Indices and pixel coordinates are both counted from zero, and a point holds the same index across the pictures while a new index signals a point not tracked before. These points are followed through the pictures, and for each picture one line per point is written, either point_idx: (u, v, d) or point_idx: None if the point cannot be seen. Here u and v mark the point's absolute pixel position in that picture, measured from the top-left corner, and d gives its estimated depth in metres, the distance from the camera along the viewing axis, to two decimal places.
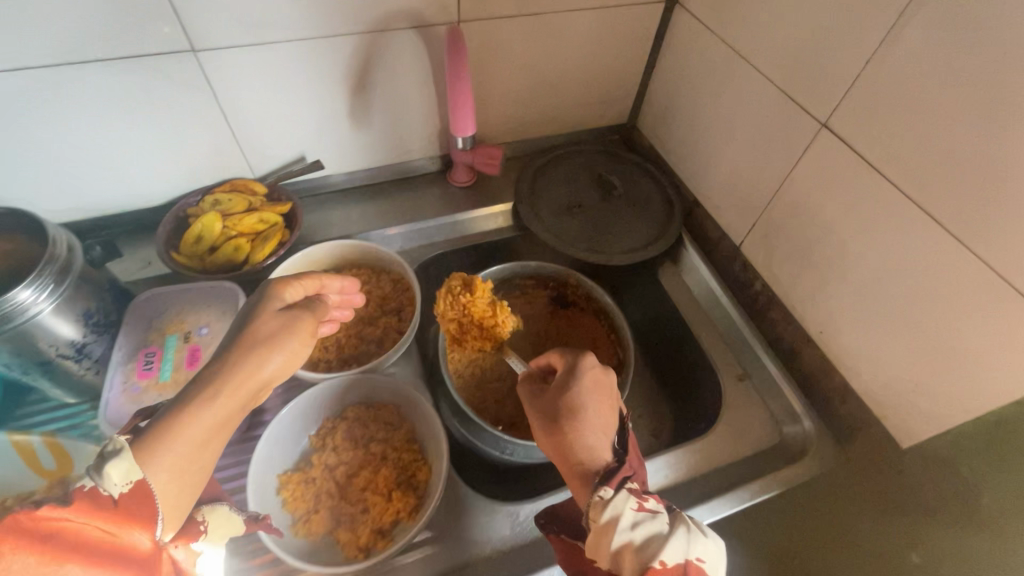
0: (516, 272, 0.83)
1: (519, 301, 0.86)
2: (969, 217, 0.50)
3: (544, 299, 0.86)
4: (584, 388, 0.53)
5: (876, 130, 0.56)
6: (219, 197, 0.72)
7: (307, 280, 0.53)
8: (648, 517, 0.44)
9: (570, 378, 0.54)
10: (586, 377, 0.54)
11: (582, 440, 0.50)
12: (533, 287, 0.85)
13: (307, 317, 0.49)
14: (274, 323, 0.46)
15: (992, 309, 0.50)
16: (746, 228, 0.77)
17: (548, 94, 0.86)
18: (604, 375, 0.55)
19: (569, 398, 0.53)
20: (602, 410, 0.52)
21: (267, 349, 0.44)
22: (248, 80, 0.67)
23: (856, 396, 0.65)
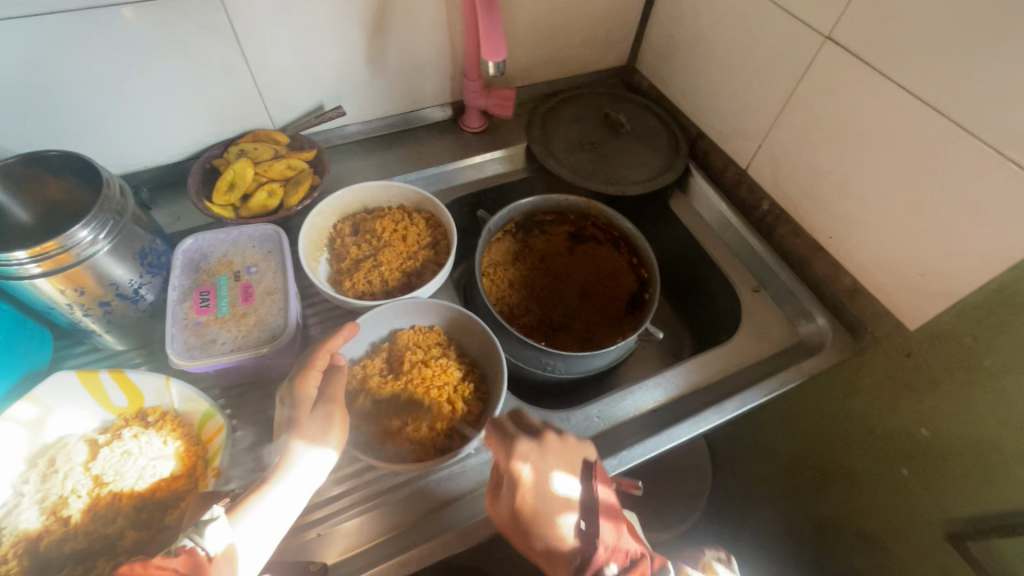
0: (536, 206, 0.87)
1: (541, 240, 0.89)
2: (970, 105, 0.55)
3: (563, 235, 0.90)
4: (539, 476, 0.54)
5: (879, 35, 0.60)
6: (244, 146, 0.73)
7: (320, 361, 0.55)
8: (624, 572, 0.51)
9: (510, 453, 0.54)
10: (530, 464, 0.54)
11: (549, 533, 0.54)
12: (551, 222, 0.89)
13: (336, 406, 0.53)
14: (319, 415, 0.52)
15: (993, 187, 0.55)
16: (752, 150, 0.82)
17: (554, 35, 0.88)
18: (556, 451, 0.56)
19: (524, 479, 0.54)
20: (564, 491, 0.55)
21: (318, 429, 0.52)
22: (267, 24, 0.67)
23: (866, 292, 0.71)
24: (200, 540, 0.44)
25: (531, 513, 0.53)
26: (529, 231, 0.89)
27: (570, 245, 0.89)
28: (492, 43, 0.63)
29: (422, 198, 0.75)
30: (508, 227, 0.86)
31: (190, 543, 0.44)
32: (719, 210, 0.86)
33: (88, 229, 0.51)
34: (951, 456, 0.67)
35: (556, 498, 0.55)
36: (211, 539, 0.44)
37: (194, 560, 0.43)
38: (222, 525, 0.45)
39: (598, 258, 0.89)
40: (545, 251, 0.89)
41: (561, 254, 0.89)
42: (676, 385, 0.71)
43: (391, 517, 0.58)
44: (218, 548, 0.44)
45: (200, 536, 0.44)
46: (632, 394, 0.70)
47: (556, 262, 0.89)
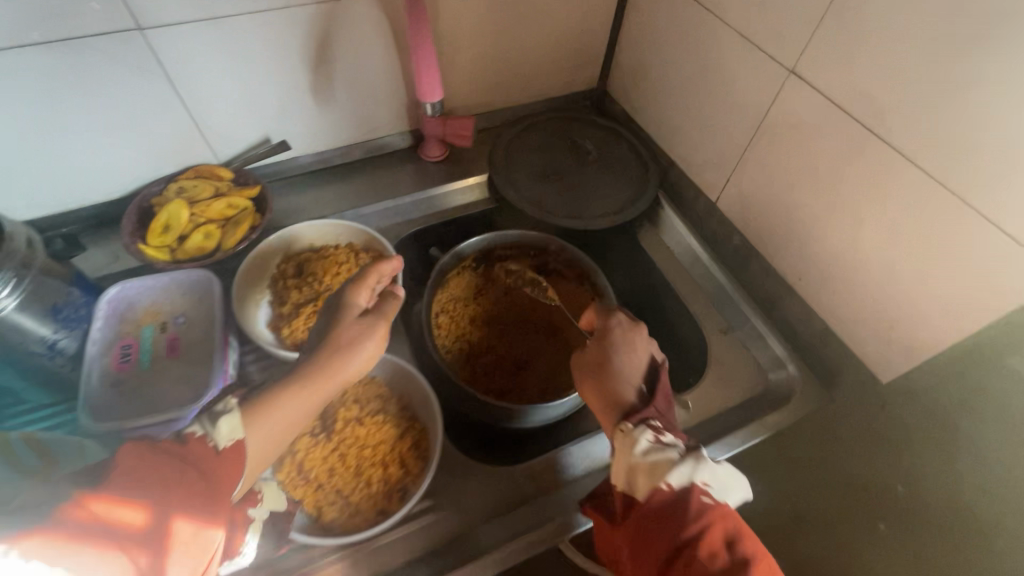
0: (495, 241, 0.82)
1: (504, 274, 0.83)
2: (937, 151, 0.51)
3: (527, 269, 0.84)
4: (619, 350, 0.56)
5: (843, 72, 0.56)
6: (183, 185, 0.71)
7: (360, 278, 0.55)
8: (698, 471, 0.46)
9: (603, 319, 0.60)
10: (622, 346, 0.57)
11: (608, 377, 0.55)
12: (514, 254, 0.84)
13: (382, 320, 0.54)
14: (346, 329, 0.52)
15: (964, 241, 0.51)
16: (722, 183, 0.78)
17: (516, 60, 0.84)
18: (643, 346, 0.57)
19: (613, 334, 0.58)
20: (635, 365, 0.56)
21: (339, 349, 0.50)
22: (202, 59, 0.64)
23: (837, 338, 0.67)
24: (212, 430, 0.40)
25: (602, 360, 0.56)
26: (491, 262, 0.83)
27: (536, 277, 0.84)
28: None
29: (371, 236, 0.72)
30: (464, 260, 0.81)
31: (201, 432, 0.40)
32: (689, 244, 0.82)
33: None
34: None
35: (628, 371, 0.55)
36: (222, 430, 0.41)
37: (205, 450, 0.39)
38: (233, 415, 0.42)
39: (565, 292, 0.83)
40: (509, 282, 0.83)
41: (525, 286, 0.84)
42: None
43: None
44: (226, 442, 0.41)
45: (216, 428, 0.40)
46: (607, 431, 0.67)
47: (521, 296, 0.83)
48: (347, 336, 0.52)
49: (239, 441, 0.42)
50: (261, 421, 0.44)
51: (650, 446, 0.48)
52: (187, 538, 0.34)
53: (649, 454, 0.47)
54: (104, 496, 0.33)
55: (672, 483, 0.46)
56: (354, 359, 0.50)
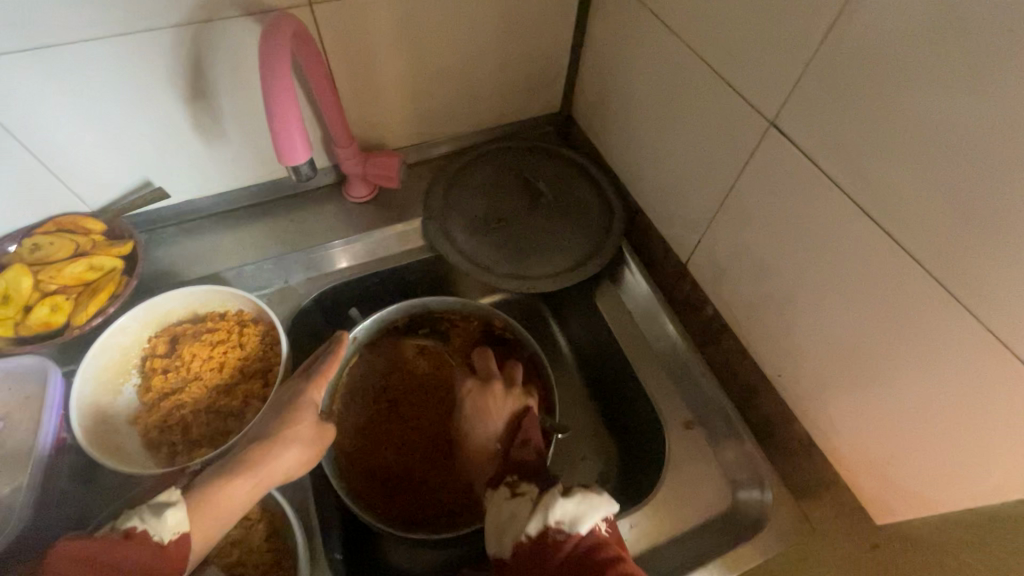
0: (431, 305, 0.70)
1: (450, 333, 0.72)
2: (955, 257, 0.37)
3: (477, 330, 0.72)
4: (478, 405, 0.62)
5: (836, 133, 0.42)
6: (38, 240, 0.59)
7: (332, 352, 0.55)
8: (587, 507, 0.45)
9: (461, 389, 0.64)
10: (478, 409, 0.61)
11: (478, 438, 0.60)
12: (460, 319, 0.71)
13: None
14: (298, 426, 0.50)
15: (986, 380, 0.37)
16: (693, 243, 0.64)
17: (454, 86, 0.71)
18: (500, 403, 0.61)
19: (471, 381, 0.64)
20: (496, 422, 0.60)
21: (274, 449, 0.48)
22: (40, 96, 0.52)
23: (822, 455, 0.53)
24: (153, 522, 0.39)
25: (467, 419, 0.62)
26: (434, 326, 0.72)
27: (482, 346, 0.71)
28: (291, 138, 0.49)
29: (258, 307, 0.59)
30: (400, 322, 0.71)
31: (140, 525, 0.39)
32: (655, 311, 0.69)
33: None
34: None
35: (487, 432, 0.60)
36: (167, 521, 0.40)
37: (146, 545, 0.38)
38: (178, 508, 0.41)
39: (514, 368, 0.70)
40: (450, 349, 0.72)
41: (470, 355, 0.72)
42: None
43: None
44: (170, 535, 0.40)
45: (156, 519, 0.40)
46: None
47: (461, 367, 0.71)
48: (299, 435, 0.50)
49: (184, 534, 0.41)
50: (210, 509, 0.43)
51: (510, 502, 0.50)
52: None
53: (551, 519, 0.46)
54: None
55: (562, 522, 0.45)
56: (283, 461, 0.48)
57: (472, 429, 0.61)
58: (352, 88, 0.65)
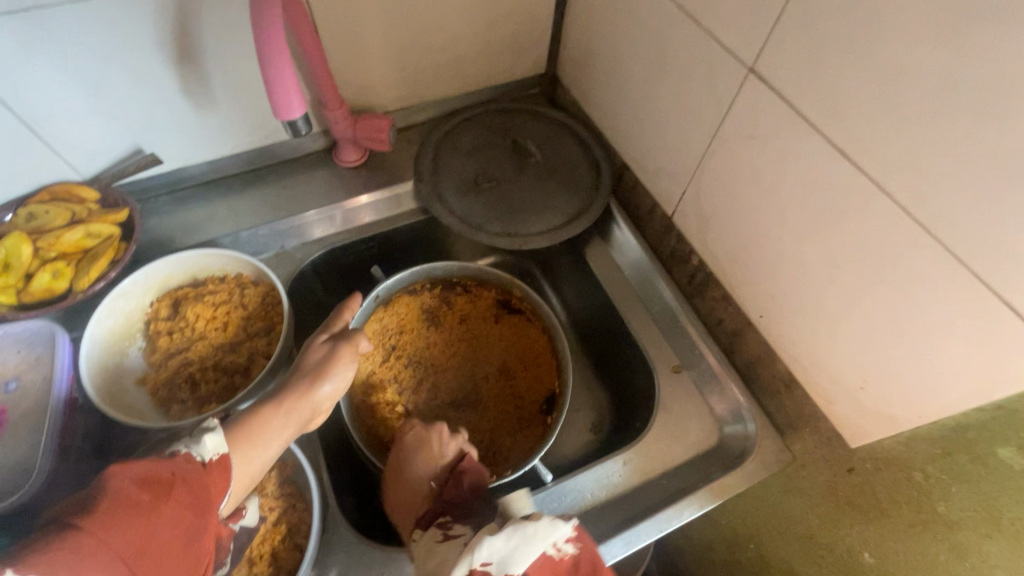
0: (453, 269, 0.75)
1: (462, 300, 0.77)
2: (921, 189, 0.39)
3: (490, 299, 0.77)
4: (413, 450, 0.58)
5: (812, 75, 0.44)
6: (34, 209, 0.59)
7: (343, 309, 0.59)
8: (519, 543, 0.44)
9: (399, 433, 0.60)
10: (415, 450, 0.58)
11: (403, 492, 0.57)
12: (476, 286, 0.76)
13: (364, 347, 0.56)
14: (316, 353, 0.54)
15: (949, 301, 0.40)
16: (677, 195, 0.66)
17: (440, 48, 0.71)
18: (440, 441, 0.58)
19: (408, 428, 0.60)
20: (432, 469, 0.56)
21: (310, 383, 0.50)
22: (26, 61, 0.52)
23: (801, 388, 0.57)
24: (196, 446, 0.41)
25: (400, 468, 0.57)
26: (450, 292, 0.76)
27: (496, 313, 0.76)
28: (286, 97, 0.50)
29: (257, 269, 0.61)
30: (419, 284, 0.75)
31: (186, 448, 0.40)
32: (644, 264, 0.71)
33: None
34: None
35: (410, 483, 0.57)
36: (209, 446, 0.41)
37: (193, 463, 0.40)
38: (216, 433, 0.43)
39: (528, 335, 0.75)
40: (465, 315, 0.76)
41: (484, 322, 0.76)
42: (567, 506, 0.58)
43: None
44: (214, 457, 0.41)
45: (201, 444, 0.41)
46: (572, 479, 0.59)
47: (476, 333, 0.76)
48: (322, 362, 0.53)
49: (224, 455, 0.42)
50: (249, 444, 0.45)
51: (441, 544, 0.49)
52: (167, 559, 0.33)
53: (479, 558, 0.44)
54: (93, 532, 0.30)
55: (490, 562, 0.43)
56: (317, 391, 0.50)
57: (404, 479, 0.57)
58: (337, 48, 0.65)
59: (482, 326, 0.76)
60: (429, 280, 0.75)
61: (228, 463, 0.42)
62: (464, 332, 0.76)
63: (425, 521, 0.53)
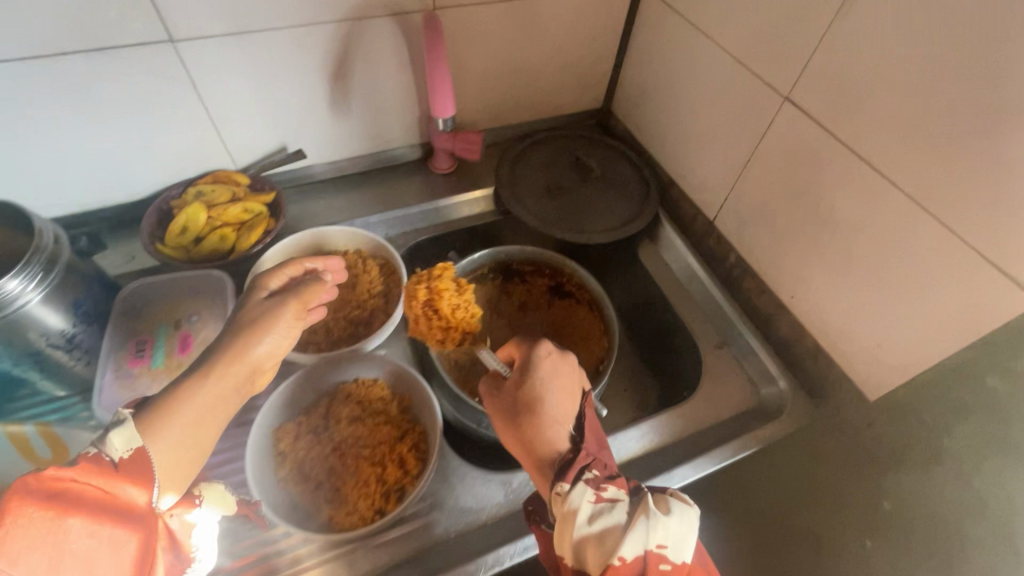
0: (514, 254, 0.86)
1: (520, 288, 0.89)
2: (922, 180, 0.53)
3: (543, 286, 0.89)
4: (548, 388, 0.55)
5: (837, 101, 0.59)
6: (202, 188, 0.73)
7: (289, 267, 0.59)
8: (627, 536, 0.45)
9: (529, 367, 0.56)
10: (548, 377, 0.56)
11: (541, 422, 0.53)
12: (532, 272, 0.88)
13: (294, 302, 0.54)
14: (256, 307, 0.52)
15: (948, 263, 0.53)
16: (719, 203, 0.81)
17: (525, 80, 0.88)
18: (569, 381, 0.57)
19: (543, 358, 0.57)
20: (567, 411, 0.54)
21: (245, 342, 0.49)
22: (227, 70, 0.67)
23: (827, 355, 0.69)
24: (104, 447, 0.37)
25: (535, 401, 0.54)
26: (508, 282, 0.89)
27: (552, 299, 0.88)
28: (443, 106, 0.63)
29: (376, 244, 0.74)
30: (484, 274, 0.87)
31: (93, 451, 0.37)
32: (687, 261, 0.85)
33: (15, 279, 0.51)
34: None
35: (548, 414, 0.53)
36: (117, 446, 0.38)
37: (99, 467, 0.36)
38: (125, 428, 0.38)
39: (572, 310, 0.87)
40: (522, 302, 0.89)
41: (539, 307, 0.89)
42: (629, 448, 0.69)
43: None
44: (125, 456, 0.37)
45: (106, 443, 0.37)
46: (634, 427, 0.70)
47: (533, 314, 0.89)
48: (272, 324, 0.51)
49: (140, 449, 0.38)
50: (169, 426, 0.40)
51: (595, 502, 0.46)
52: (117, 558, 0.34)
53: (596, 519, 0.45)
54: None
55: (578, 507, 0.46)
56: (256, 349, 0.49)
57: (541, 414, 0.53)
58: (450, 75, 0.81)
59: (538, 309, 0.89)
60: (495, 269, 0.87)
61: (148, 456, 0.38)
62: (522, 315, 0.89)
63: (565, 473, 0.49)
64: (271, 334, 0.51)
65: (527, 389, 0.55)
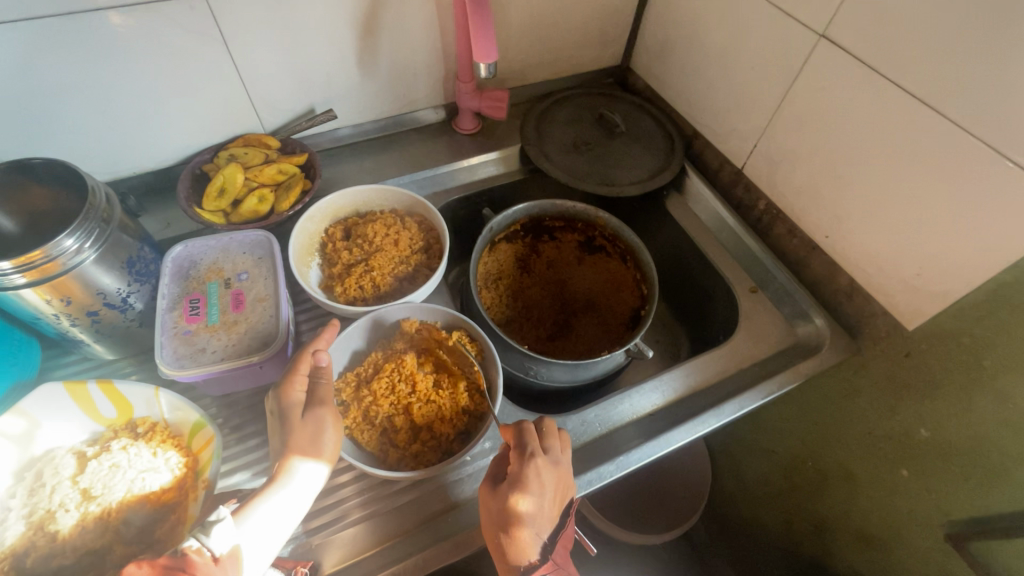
0: (548, 209, 0.86)
1: (550, 246, 0.90)
2: (966, 104, 0.54)
3: (573, 243, 0.90)
4: (534, 490, 0.53)
5: (875, 34, 0.59)
6: (234, 151, 0.73)
7: (297, 369, 0.55)
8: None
9: (529, 463, 0.54)
10: (538, 488, 0.53)
11: (521, 541, 0.52)
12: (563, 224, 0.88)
13: (327, 407, 0.54)
14: (295, 434, 0.51)
15: (990, 186, 0.54)
16: (748, 150, 0.81)
17: (548, 36, 0.87)
18: (560, 487, 0.55)
19: (533, 474, 0.53)
20: (546, 516, 0.54)
21: (304, 453, 0.51)
22: (255, 27, 0.66)
23: (862, 291, 0.71)
24: (206, 540, 0.43)
25: (520, 527, 0.51)
26: (538, 240, 0.90)
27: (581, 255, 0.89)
28: (482, 52, 0.63)
29: (413, 202, 0.74)
30: (516, 232, 0.88)
31: (194, 545, 0.43)
32: (716, 211, 0.86)
33: (74, 237, 0.51)
34: (953, 458, 0.66)
35: (525, 532, 0.52)
36: (216, 539, 0.43)
37: (200, 562, 0.42)
38: (227, 524, 0.44)
39: (601, 260, 0.89)
40: (551, 260, 0.90)
41: (569, 264, 0.90)
42: (674, 388, 0.71)
43: (387, 526, 0.57)
44: (222, 550, 0.43)
45: (206, 536, 0.43)
46: (679, 369, 0.72)
47: (563, 270, 0.90)
48: (310, 434, 0.52)
49: (231, 554, 0.44)
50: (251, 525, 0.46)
51: None
52: None
53: None
54: None
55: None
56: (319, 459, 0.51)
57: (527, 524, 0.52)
58: None
59: (568, 263, 0.91)
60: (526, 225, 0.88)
61: (235, 559, 0.44)
62: (552, 272, 0.90)
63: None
64: (320, 448, 0.51)
65: (518, 489, 0.53)
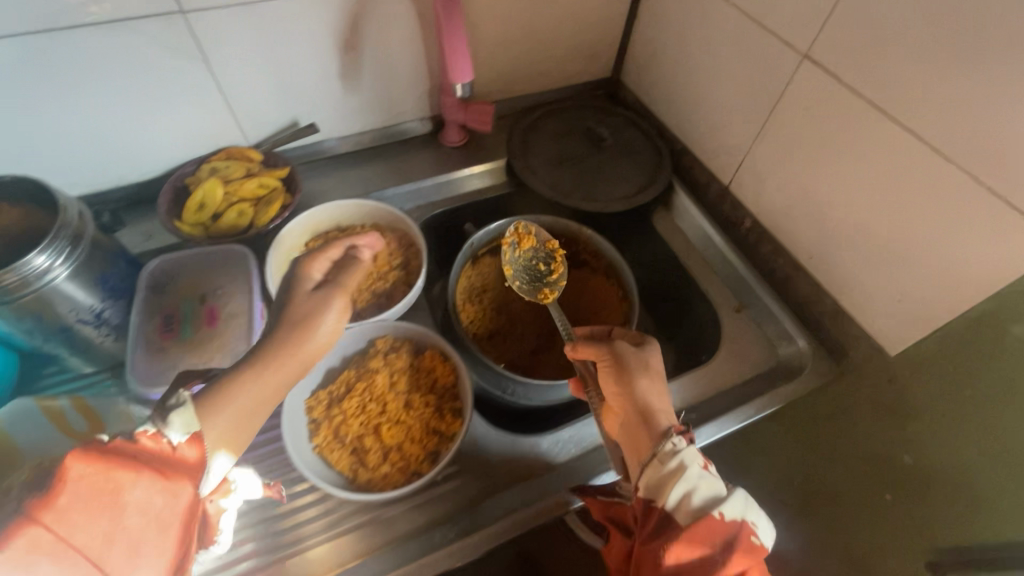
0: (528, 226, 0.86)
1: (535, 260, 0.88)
2: (946, 131, 0.53)
3: None
4: (634, 366, 0.57)
5: (856, 57, 0.59)
6: (216, 164, 0.73)
7: (320, 257, 0.58)
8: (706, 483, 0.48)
9: (604, 350, 0.59)
10: (643, 366, 0.57)
11: (643, 418, 0.54)
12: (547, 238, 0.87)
13: (336, 291, 0.55)
14: (296, 305, 0.53)
15: (969, 214, 0.53)
16: (734, 167, 0.80)
17: (535, 50, 0.87)
18: (657, 367, 0.58)
19: (625, 354, 0.58)
20: (659, 391, 0.56)
21: (307, 325, 0.51)
22: (236, 43, 0.66)
23: (846, 314, 0.70)
24: (160, 425, 0.39)
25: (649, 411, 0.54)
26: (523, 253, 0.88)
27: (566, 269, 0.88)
28: (461, 71, 0.62)
29: (394, 216, 0.74)
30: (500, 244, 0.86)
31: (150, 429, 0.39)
32: (702, 227, 0.85)
33: (44, 255, 0.51)
34: (927, 495, 0.61)
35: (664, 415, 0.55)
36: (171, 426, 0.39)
37: (159, 446, 0.38)
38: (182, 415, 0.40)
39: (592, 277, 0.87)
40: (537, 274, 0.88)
41: None
42: None
43: (356, 546, 0.57)
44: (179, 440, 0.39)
45: (160, 422, 0.39)
46: None
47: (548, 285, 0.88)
48: (297, 313, 0.52)
49: (197, 436, 0.40)
50: (213, 414, 0.42)
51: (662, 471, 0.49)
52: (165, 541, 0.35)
53: (700, 483, 0.48)
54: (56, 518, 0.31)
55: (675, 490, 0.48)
56: (320, 334, 0.51)
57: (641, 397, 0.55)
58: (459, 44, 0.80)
59: None
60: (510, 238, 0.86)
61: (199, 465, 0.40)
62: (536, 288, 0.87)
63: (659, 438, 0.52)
64: (325, 321, 0.52)
65: (608, 373, 0.58)
